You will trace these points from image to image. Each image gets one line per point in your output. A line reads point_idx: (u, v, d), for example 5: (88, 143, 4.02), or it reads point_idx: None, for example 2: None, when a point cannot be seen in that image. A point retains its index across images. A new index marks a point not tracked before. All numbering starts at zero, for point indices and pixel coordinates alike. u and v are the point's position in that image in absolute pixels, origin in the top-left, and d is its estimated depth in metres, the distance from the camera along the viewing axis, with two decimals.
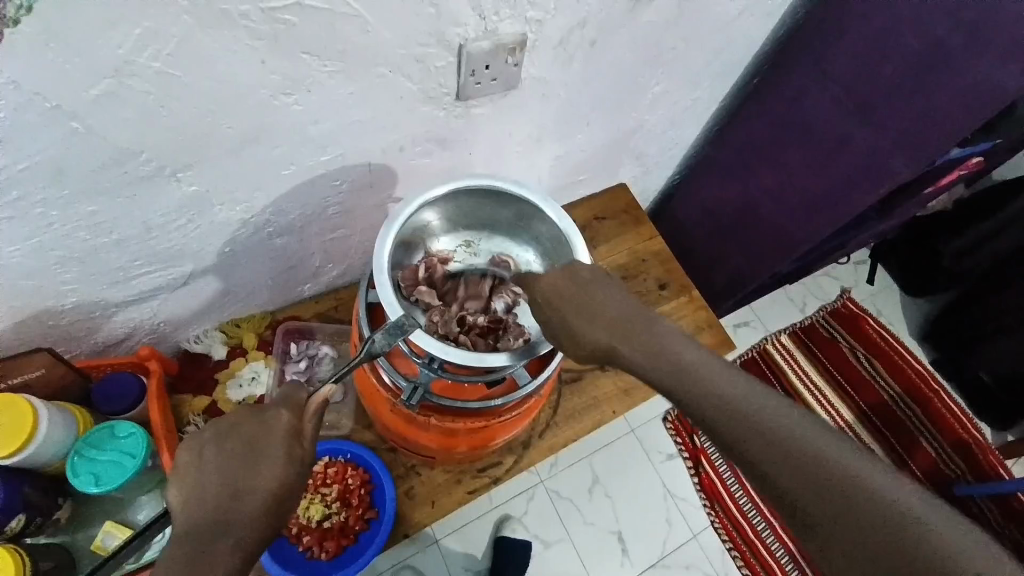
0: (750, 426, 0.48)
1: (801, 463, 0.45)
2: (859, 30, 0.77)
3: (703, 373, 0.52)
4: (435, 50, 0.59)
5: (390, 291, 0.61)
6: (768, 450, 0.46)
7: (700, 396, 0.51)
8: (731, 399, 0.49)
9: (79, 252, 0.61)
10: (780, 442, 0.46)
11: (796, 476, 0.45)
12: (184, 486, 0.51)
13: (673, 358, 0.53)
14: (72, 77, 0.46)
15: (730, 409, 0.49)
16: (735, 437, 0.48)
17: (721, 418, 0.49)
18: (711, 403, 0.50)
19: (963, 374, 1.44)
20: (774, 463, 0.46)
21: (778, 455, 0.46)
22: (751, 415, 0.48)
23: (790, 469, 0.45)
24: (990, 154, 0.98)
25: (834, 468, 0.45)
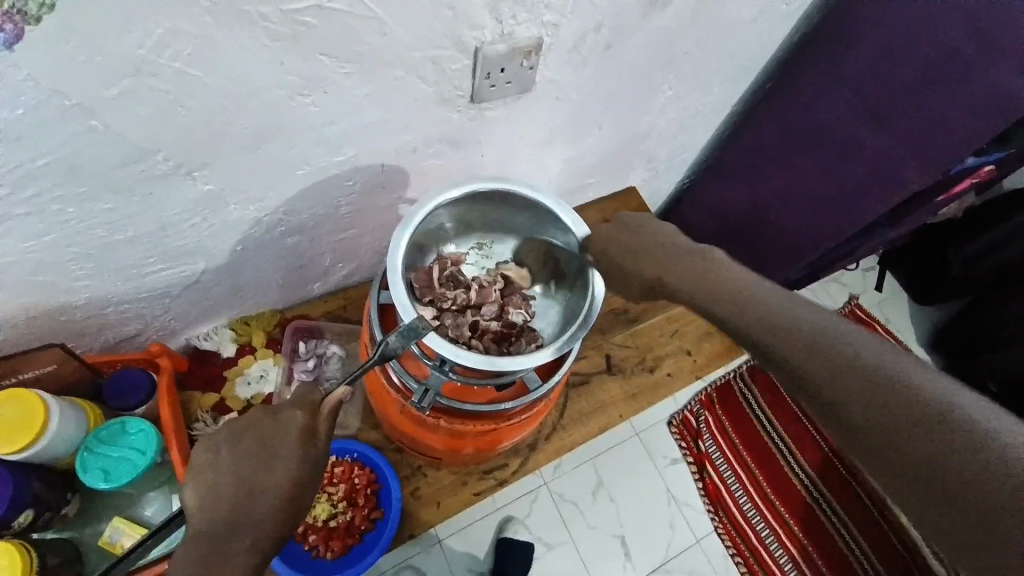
0: (822, 352, 0.43)
1: (880, 389, 0.40)
2: (875, 37, 0.76)
3: (773, 308, 0.48)
4: (451, 52, 0.59)
5: (403, 293, 0.60)
6: (844, 374, 0.41)
7: (763, 326, 0.47)
8: (805, 328, 0.45)
9: (93, 248, 0.61)
10: (854, 365, 0.42)
11: (875, 399, 0.40)
12: (200, 485, 0.51)
13: (737, 295, 0.51)
14: (93, 75, 0.46)
15: (801, 337, 0.45)
16: (803, 364, 0.44)
17: (791, 343, 0.45)
18: (779, 330, 0.46)
19: (969, 382, 1.41)
20: (841, 387, 0.41)
21: (856, 381, 0.41)
22: (825, 343, 0.44)
23: (871, 394, 0.40)
24: (1003, 164, 0.98)
25: (928, 399, 0.39)
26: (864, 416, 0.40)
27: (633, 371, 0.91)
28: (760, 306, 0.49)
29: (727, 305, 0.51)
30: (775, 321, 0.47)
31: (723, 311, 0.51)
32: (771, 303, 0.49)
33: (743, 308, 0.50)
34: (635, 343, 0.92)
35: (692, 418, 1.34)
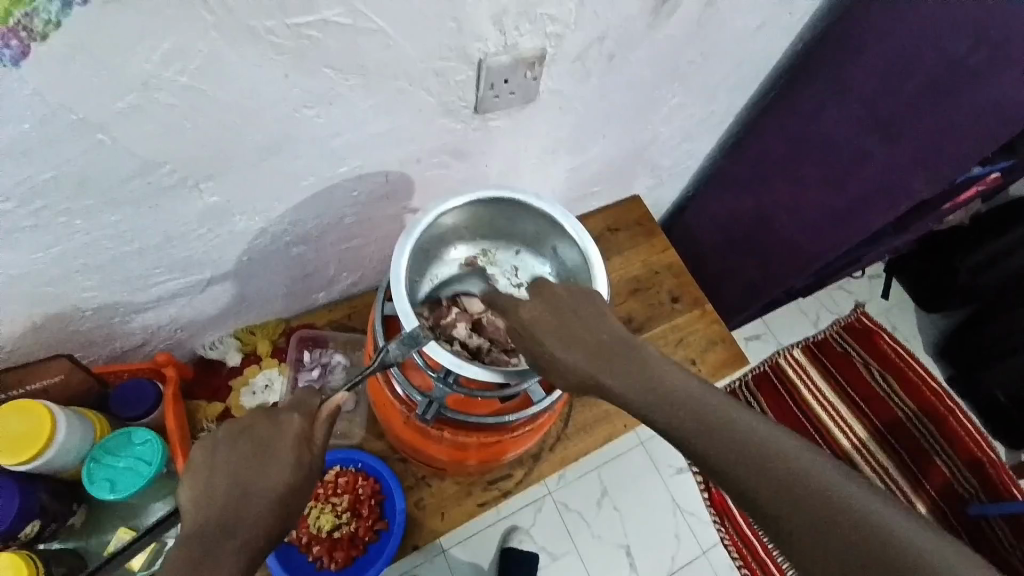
0: (767, 474, 0.45)
1: (792, 485, 0.44)
2: (880, 51, 0.76)
3: (732, 425, 0.48)
4: (455, 64, 0.59)
5: (407, 302, 0.61)
6: (785, 493, 0.44)
7: (707, 442, 0.48)
8: (759, 447, 0.46)
9: (100, 259, 0.62)
10: (793, 485, 0.44)
11: (822, 528, 0.42)
12: (195, 484, 0.50)
13: (697, 410, 0.50)
14: (100, 90, 0.46)
15: (755, 461, 0.46)
16: (738, 469, 0.46)
17: (717, 447, 0.47)
18: (727, 451, 0.47)
19: (976, 392, 1.41)
20: (786, 508, 0.44)
21: (807, 505, 0.43)
22: (769, 465, 0.45)
23: (815, 517, 0.43)
24: (1009, 172, 0.97)
25: (834, 495, 0.44)
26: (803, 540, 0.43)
27: None
28: (710, 417, 0.49)
29: (681, 418, 0.50)
30: (727, 440, 0.47)
31: (674, 424, 0.50)
32: (728, 421, 0.49)
33: (708, 427, 0.48)
34: None
35: None
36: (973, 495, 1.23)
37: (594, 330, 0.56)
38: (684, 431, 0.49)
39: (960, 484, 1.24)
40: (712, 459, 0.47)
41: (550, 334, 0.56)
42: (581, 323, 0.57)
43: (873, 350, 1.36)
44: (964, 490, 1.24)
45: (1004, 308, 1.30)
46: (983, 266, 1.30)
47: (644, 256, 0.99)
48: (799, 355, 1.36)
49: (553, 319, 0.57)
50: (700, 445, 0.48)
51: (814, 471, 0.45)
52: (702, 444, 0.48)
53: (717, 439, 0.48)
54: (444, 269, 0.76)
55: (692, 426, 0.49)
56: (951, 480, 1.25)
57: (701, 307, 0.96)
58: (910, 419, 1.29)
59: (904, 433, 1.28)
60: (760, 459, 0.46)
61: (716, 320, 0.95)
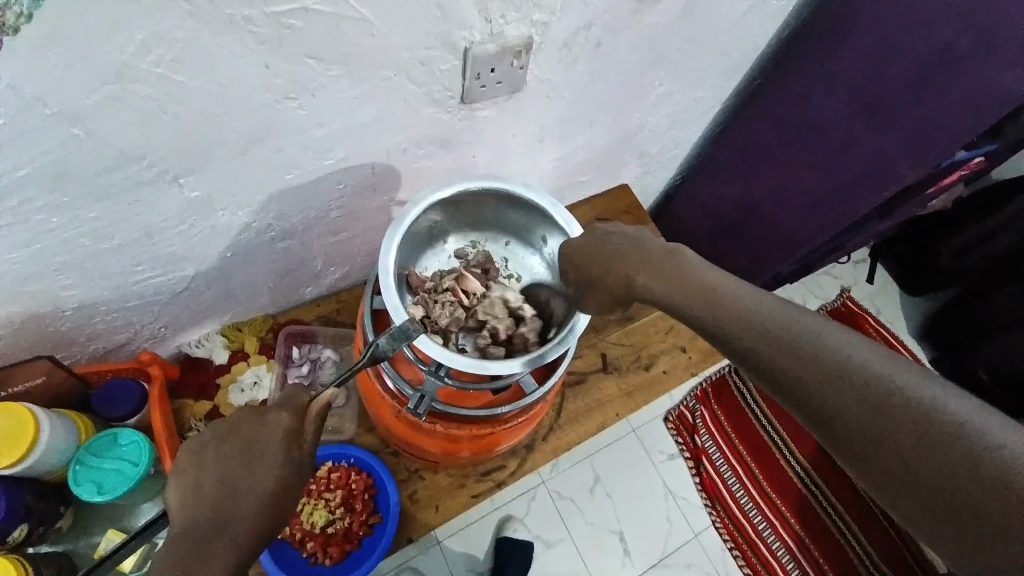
0: (868, 403, 0.41)
1: (847, 381, 0.42)
2: (865, 35, 0.76)
3: (827, 350, 0.43)
4: (440, 52, 0.58)
5: (396, 294, 0.60)
6: (879, 415, 0.40)
7: (792, 364, 0.44)
8: (812, 351, 0.44)
9: (79, 257, 0.60)
10: (884, 408, 0.40)
11: (910, 446, 0.39)
12: (182, 488, 0.50)
13: (784, 333, 0.45)
14: (74, 82, 0.45)
15: (847, 381, 0.42)
16: (790, 367, 0.44)
17: (755, 342, 0.46)
18: (791, 357, 0.44)
19: (959, 372, 1.43)
20: (876, 428, 0.40)
21: (904, 427, 0.40)
22: (866, 385, 0.41)
23: (912, 436, 0.39)
24: (992, 156, 0.98)
25: (898, 392, 0.41)
26: (895, 460, 0.39)
27: (629, 369, 0.90)
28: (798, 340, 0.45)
29: (720, 317, 0.49)
30: (815, 361, 0.43)
31: (714, 321, 0.49)
32: (784, 326, 0.46)
33: (785, 350, 0.45)
34: (630, 340, 0.92)
35: (688, 414, 1.34)
36: None
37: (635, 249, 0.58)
38: (768, 355, 0.46)
39: None
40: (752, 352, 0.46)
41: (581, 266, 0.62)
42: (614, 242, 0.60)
43: (860, 333, 1.39)
44: None
45: (984, 291, 1.32)
46: (965, 250, 1.33)
47: None
48: None
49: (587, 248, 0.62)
50: (779, 363, 0.45)
51: (907, 380, 0.41)
52: (783, 364, 0.44)
53: (764, 339, 0.46)
54: (433, 262, 0.75)
55: (777, 352, 0.45)
56: None
57: None
58: None
59: None
60: (820, 356, 0.44)
61: None
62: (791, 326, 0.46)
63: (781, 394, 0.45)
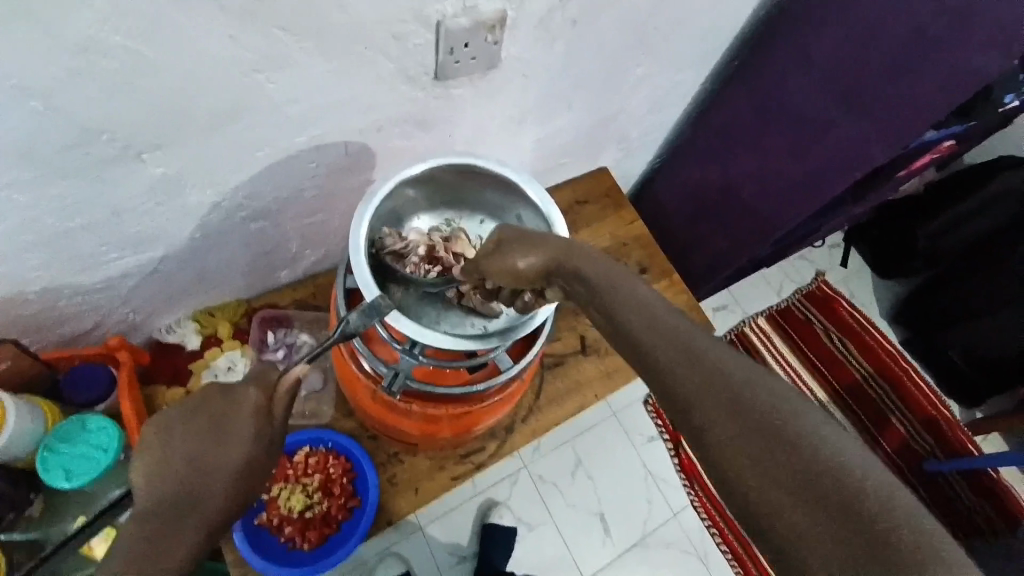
0: (733, 400, 0.38)
1: (719, 377, 0.39)
2: (845, 19, 0.77)
3: (708, 349, 0.40)
4: (414, 27, 0.57)
5: (368, 272, 0.59)
6: (746, 420, 0.37)
7: (669, 361, 0.41)
8: (692, 344, 0.41)
9: (42, 238, 0.58)
10: (752, 413, 0.37)
11: (776, 455, 0.35)
12: (148, 466, 0.47)
13: (673, 326, 0.43)
14: (31, 52, 0.43)
15: (714, 375, 0.39)
16: (667, 355, 0.41)
17: (641, 327, 0.44)
18: (668, 345, 0.41)
19: (932, 352, 1.47)
20: (735, 424, 0.37)
21: (769, 434, 0.36)
22: (734, 386, 0.38)
23: (768, 432, 0.36)
24: (962, 139, 1.00)
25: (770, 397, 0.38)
26: (747, 458, 0.36)
27: (607, 351, 0.91)
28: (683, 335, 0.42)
29: (618, 302, 0.46)
30: (693, 359, 0.40)
31: (610, 306, 0.46)
32: (670, 321, 0.43)
33: (670, 342, 0.42)
34: None
35: None
36: (929, 452, 1.30)
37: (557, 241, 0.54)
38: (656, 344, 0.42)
39: (916, 442, 1.31)
40: (638, 340, 0.43)
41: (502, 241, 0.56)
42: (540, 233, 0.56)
43: (833, 316, 1.41)
44: (921, 447, 1.31)
45: (954, 277, 1.36)
46: (938, 234, 1.37)
47: (612, 227, 1.00)
48: (763, 324, 1.41)
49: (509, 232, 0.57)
50: (660, 357, 0.41)
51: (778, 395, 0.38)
52: (663, 356, 0.41)
53: (651, 329, 0.43)
54: None
55: (654, 339, 0.42)
56: (908, 439, 1.31)
57: (670, 276, 0.97)
58: (867, 380, 1.35)
59: (862, 394, 1.35)
60: (696, 349, 0.41)
61: (684, 289, 0.97)
62: (679, 325, 0.43)
63: (655, 388, 0.42)
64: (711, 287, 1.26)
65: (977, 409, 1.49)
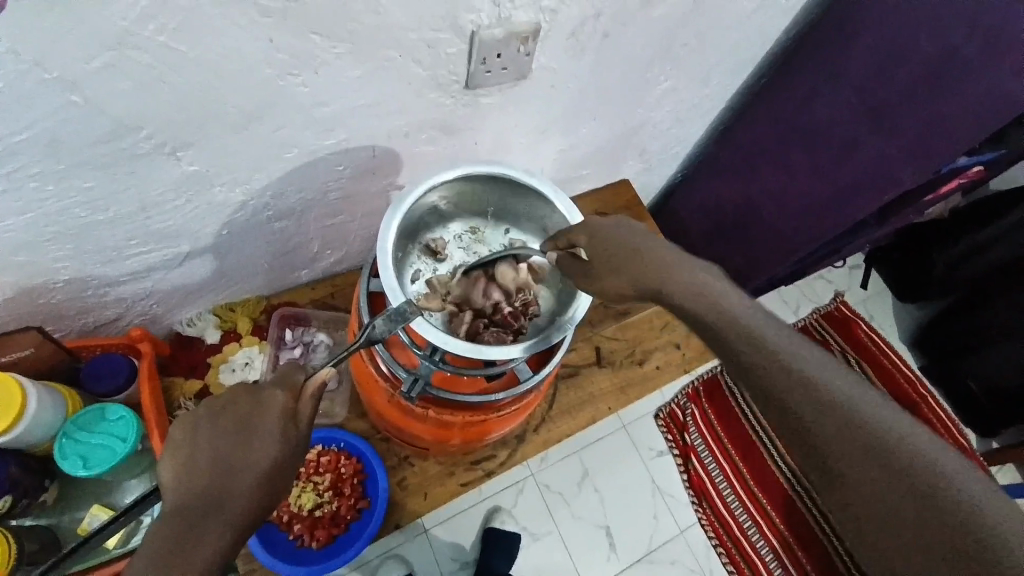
0: (840, 428, 0.44)
1: (825, 404, 0.45)
2: (874, 37, 0.76)
3: (834, 392, 0.45)
4: (447, 35, 0.58)
5: (394, 277, 0.59)
6: (878, 468, 0.43)
7: (806, 403, 0.46)
8: (793, 365, 0.46)
9: (72, 228, 0.59)
10: (860, 441, 0.44)
11: (893, 495, 0.42)
12: (175, 463, 0.48)
13: (811, 379, 0.46)
14: (72, 46, 0.44)
15: (819, 403, 0.45)
16: (776, 383, 0.47)
17: (740, 345, 0.49)
18: (776, 372, 0.47)
19: (952, 380, 1.45)
20: (840, 453, 0.44)
21: (889, 478, 0.43)
22: (843, 417, 0.45)
23: (872, 459, 0.43)
24: (991, 165, 0.98)
25: (871, 423, 0.44)
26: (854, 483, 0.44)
27: (622, 364, 0.91)
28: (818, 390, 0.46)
29: (709, 312, 0.51)
30: (827, 404, 0.45)
31: (718, 327, 0.50)
32: (763, 331, 0.49)
33: (753, 350, 0.48)
34: (625, 336, 0.92)
35: (678, 411, 1.31)
36: None
37: (663, 251, 0.56)
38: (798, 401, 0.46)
39: None
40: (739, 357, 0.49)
41: (604, 256, 0.58)
42: (649, 246, 0.56)
43: (849, 338, 1.39)
44: None
45: (975, 305, 1.33)
46: (957, 263, 1.33)
47: None
48: None
49: (615, 244, 0.58)
50: (800, 408, 0.46)
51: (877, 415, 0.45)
52: (803, 410, 0.45)
53: (757, 349, 0.48)
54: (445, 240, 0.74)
55: (762, 360, 0.47)
56: None
57: None
58: None
59: None
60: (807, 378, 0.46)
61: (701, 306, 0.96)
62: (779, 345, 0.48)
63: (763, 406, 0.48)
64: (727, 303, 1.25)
65: (994, 440, 1.46)
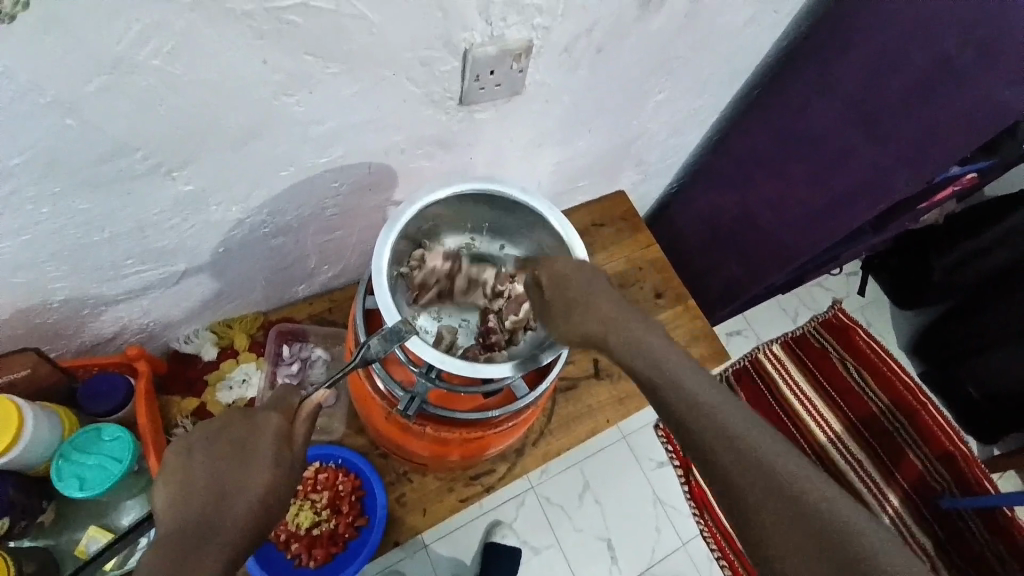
0: (754, 474, 0.48)
1: (738, 450, 0.49)
2: (865, 48, 0.76)
3: (742, 436, 0.50)
4: (442, 54, 0.58)
5: (389, 295, 0.59)
6: (811, 538, 0.45)
7: (724, 447, 0.49)
8: (707, 408, 0.51)
9: (69, 249, 0.60)
10: (771, 483, 0.47)
11: (807, 543, 0.45)
12: (171, 489, 0.48)
13: (722, 423, 0.50)
14: (68, 71, 0.44)
15: (735, 448, 0.49)
16: (695, 427, 0.51)
17: (665, 389, 0.54)
18: (696, 417, 0.51)
19: (949, 388, 1.45)
20: (754, 494, 0.47)
21: (801, 526, 0.45)
22: (752, 460, 0.48)
23: (778, 504, 0.46)
24: (985, 172, 0.99)
25: (781, 473, 0.48)
26: (770, 526, 0.46)
27: (621, 376, 0.90)
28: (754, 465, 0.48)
29: (639, 362, 0.56)
30: (739, 450, 0.49)
31: (637, 365, 0.56)
32: (679, 377, 0.54)
33: (670, 386, 0.54)
34: None
35: None
36: (946, 488, 1.28)
37: (603, 304, 0.60)
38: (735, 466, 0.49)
39: (933, 477, 1.28)
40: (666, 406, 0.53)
41: (561, 299, 0.61)
42: (598, 297, 0.60)
43: (850, 346, 1.38)
44: (936, 482, 1.28)
45: (973, 309, 1.34)
46: (956, 267, 1.33)
47: (628, 251, 0.99)
48: (777, 350, 1.38)
49: (573, 287, 0.61)
50: (730, 470, 0.48)
51: (783, 465, 0.48)
52: (722, 458, 0.49)
53: (676, 390, 0.53)
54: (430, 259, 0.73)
55: (681, 401, 0.52)
56: (924, 474, 1.28)
57: (684, 302, 0.97)
58: (884, 413, 1.32)
59: (878, 427, 1.31)
60: (719, 424, 0.50)
61: (699, 316, 0.96)
62: (695, 395, 0.52)
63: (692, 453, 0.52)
64: (726, 312, 1.25)
65: (996, 446, 1.46)
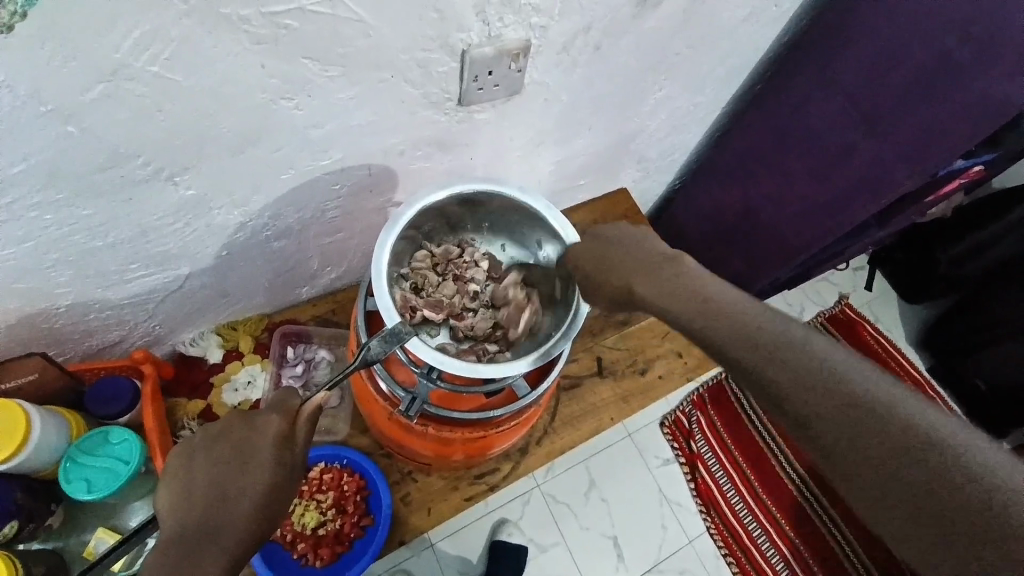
0: (816, 387, 0.43)
1: (794, 364, 0.44)
2: (869, 42, 0.76)
3: (794, 349, 0.45)
4: (438, 55, 0.58)
5: (388, 297, 0.59)
6: (887, 445, 0.39)
7: (776, 365, 0.45)
8: (751, 327, 0.47)
9: (74, 254, 0.60)
10: (840, 394, 0.42)
11: (887, 455, 0.39)
12: (172, 490, 0.50)
13: (774, 338, 0.46)
14: (67, 80, 0.45)
15: (793, 365, 0.44)
16: (739, 349, 0.47)
17: (707, 319, 0.50)
18: (739, 337, 0.47)
19: (957, 382, 1.43)
20: (815, 409, 0.42)
21: (878, 437, 0.40)
22: (813, 374, 0.43)
23: (851, 418, 0.41)
24: (991, 165, 0.98)
25: (850, 383, 0.42)
26: (841, 441, 0.41)
27: (624, 374, 0.90)
28: (828, 374, 0.43)
29: (678, 302, 0.52)
30: (794, 365, 0.44)
31: (676, 305, 0.52)
32: (723, 306, 0.50)
33: (717, 315, 0.49)
34: (626, 345, 0.92)
35: (684, 418, 1.35)
36: None
37: (631, 253, 0.59)
38: (774, 369, 0.45)
39: None
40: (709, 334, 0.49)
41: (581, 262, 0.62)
42: (619, 250, 0.60)
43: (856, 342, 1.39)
44: None
45: (981, 302, 1.33)
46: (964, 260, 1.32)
47: None
48: None
49: (596, 251, 0.61)
50: (786, 388, 0.44)
51: (849, 373, 0.43)
52: (775, 375, 0.44)
53: (717, 315, 0.50)
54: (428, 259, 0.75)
55: (724, 325, 0.48)
56: None
57: None
58: None
59: None
60: (766, 341, 0.46)
61: None
62: (743, 318, 0.48)
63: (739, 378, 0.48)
64: None
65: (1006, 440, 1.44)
